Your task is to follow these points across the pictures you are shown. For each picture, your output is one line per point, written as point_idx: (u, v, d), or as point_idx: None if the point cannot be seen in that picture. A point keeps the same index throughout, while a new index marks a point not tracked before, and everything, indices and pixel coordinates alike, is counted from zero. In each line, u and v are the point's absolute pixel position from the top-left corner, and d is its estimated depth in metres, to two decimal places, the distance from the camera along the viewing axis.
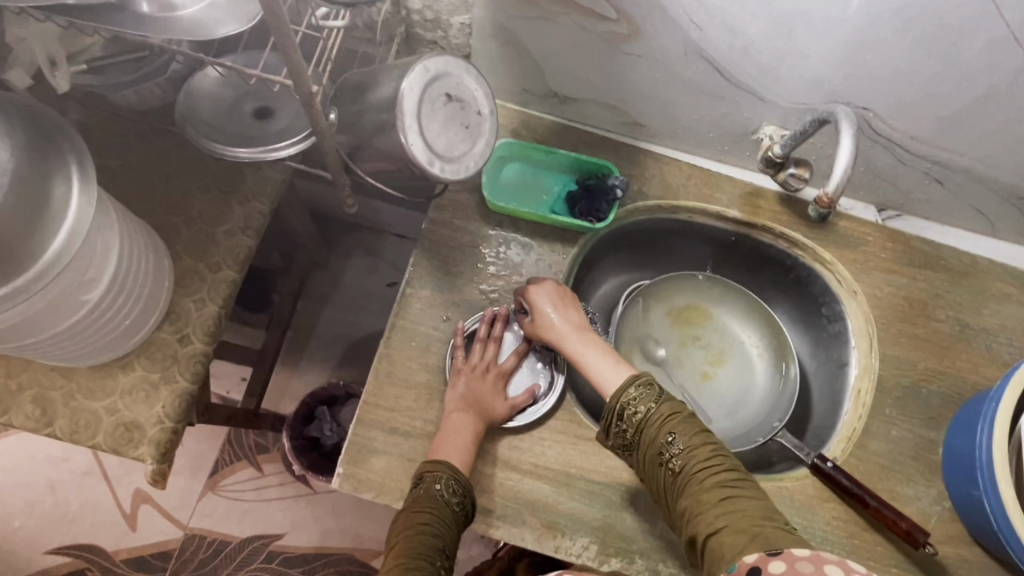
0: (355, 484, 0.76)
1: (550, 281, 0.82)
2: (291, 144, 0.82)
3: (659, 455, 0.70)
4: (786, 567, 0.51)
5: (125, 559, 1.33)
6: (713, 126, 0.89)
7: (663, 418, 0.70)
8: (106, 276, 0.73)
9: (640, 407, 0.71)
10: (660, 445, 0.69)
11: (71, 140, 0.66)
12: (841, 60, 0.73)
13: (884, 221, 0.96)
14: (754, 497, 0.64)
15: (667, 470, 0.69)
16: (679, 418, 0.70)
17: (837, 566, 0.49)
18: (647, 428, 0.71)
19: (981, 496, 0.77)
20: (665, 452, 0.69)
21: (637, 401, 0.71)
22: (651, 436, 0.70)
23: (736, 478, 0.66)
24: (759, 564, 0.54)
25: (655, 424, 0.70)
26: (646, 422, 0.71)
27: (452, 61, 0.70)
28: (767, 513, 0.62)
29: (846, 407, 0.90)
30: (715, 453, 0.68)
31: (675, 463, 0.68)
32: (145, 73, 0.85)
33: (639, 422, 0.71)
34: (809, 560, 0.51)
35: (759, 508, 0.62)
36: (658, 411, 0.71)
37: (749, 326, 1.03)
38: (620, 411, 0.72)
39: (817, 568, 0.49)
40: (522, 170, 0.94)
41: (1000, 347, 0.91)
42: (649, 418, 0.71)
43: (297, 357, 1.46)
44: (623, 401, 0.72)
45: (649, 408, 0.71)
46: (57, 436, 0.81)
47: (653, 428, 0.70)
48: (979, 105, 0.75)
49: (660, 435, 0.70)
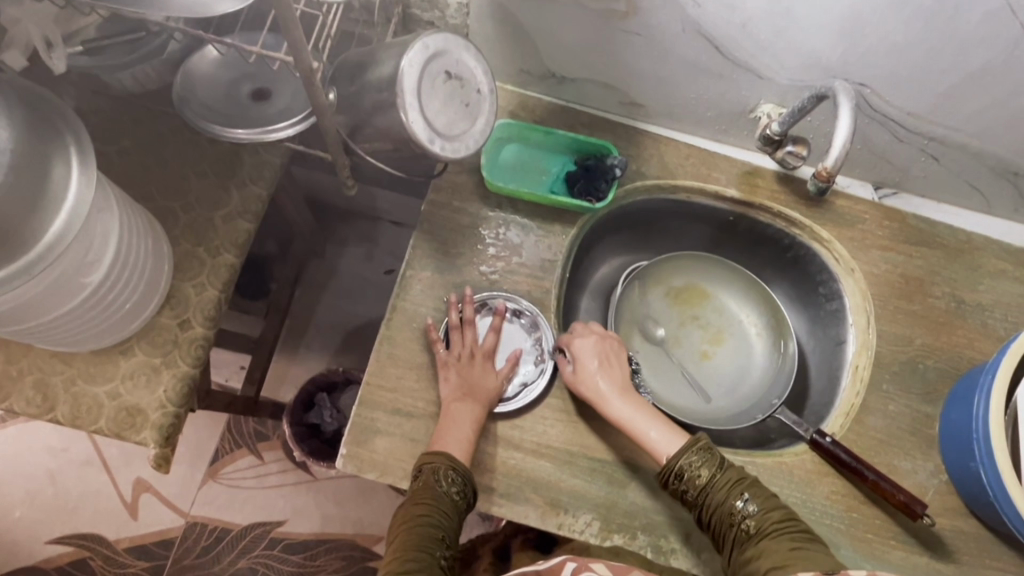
0: (359, 465, 0.77)
1: (595, 335, 0.84)
2: (290, 125, 0.82)
3: (729, 515, 0.71)
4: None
5: (127, 548, 1.34)
6: (711, 106, 0.90)
7: (730, 481, 0.72)
8: (106, 259, 0.73)
9: (703, 471, 0.73)
10: (730, 506, 0.71)
11: (70, 124, 0.66)
12: (839, 35, 0.73)
13: (880, 199, 0.96)
14: (828, 554, 0.66)
15: (737, 531, 0.70)
16: (746, 482, 0.73)
17: None
18: (712, 491, 0.72)
19: (977, 467, 0.78)
20: (736, 512, 0.71)
21: (700, 464, 0.73)
22: (720, 499, 0.71)
23: (809, 537, 0.68)
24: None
25: (722, 486, 0.72)
26: (711, 486, 0.72)
27: (451, 39, 0.70)
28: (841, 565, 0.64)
29: (844, 383, 0.91)
30: (785, 516, 0.70)
31: (747, 525, 0.70)
32: (143, 54, 0.85)
33: (704, 485, 0.72)
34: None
35: (835, 562, 0.65)
36: (724, 475, 0.73)
37: (747, 304, 1.04)
38: (680, 471, 0.73)
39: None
40: (521, 151, 0.94)
41: (995, 323, 0.92)
42: (714, 482, 0.72)
43: (295, 344, 1.47)
44: (686, 462, 0.73)
45: (713, 472, 0.73)
46: (59, 421, 0.81)
47: (720, 492, 0.72)
48: (976, 79, 0.75)
49: (730, 497, 0.71)
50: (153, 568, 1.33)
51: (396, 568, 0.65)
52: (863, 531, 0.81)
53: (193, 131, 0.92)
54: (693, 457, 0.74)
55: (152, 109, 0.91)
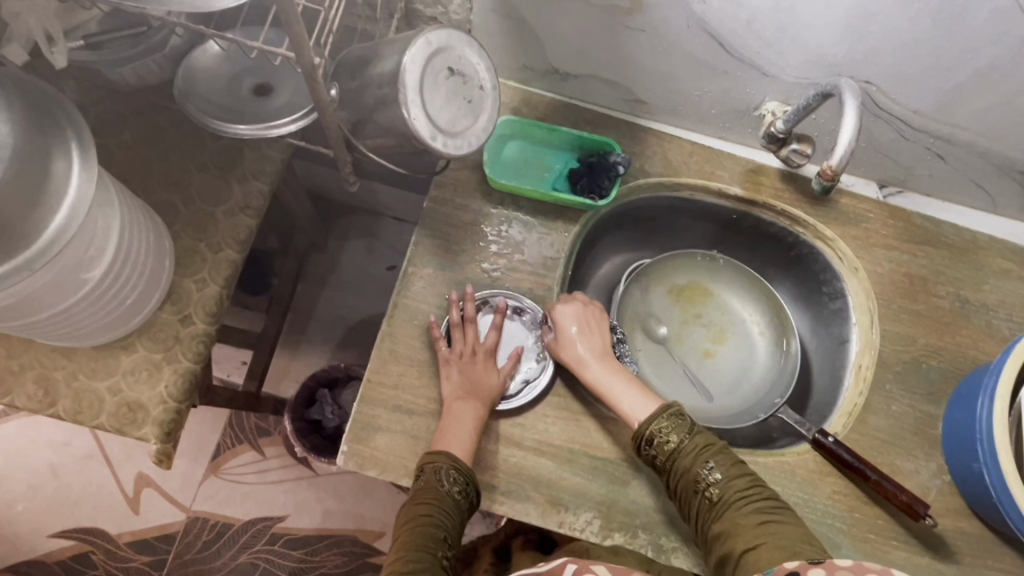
0: (359, 461, 0.77)
1: (576, 301, 0.84)
2: (292, 121, 0.82)
3: (694, 483, 0.71)
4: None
5: (128, 542, 1.34)
6: (715, 103, 0.89)
7: (697, 448, 0.73)
8: (107, 255, 0.73)
9: (672, 437, 0.74)
10: (696, 473, 0.71)
11: (72, 120, 0.65)
12: (845, 33, 0.73)
13: (885, 198, 0.96)
14: (793, 523, 0.67)
15: (702, 498, 0.71)
16: (713, 449, 0.73)
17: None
18: (680, 457, 0.73)
19: (981, 469, 0.77)
20: (701, 480, 0.71)
21: (670, 430, 0.74)
22: (686, 466, 0.72)
23: (774, 506, 0.68)
24: (799, 569, 0.55)
25: (689, 453, 0.72)
26: (679, 452, 0.73)
27: (454, 35, 0.69)
28: (807, 538, 0.65)
29: (846, 383, 0.91)
30: (751, 484, 0.71)
31: (711, 492, 0.70)
32: (147, 48, 0.84)
33: (672, 451, 0.73)
34: (850, 569, 0.52)
35: (800, 534, 0.65)
36: (692, 442, 0.73)
37: (749, 303, 1.04)
38: (650, 438, 0.74)
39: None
40: (523, 148, 0.93)
41: (999, 322, 0.92)
42: (682, 448, 0.73)
43: (297, 340, 1.46)
44: (657, 428, 0.74)
45: (682, 438, 0.73)
46: (60, 416, 0.81)
47: (687, 459, 0.72)
48: (983, 77, 0.74)
49: (696, 465, 0.72)
50: (155, 562, 1.33)
51: (398, 568, 0.65)
52: (864, 531, 0.80)
53: (195, 126, 0.92)
54: (663, 423, 0.74)
55: (154, 104, 0.91)
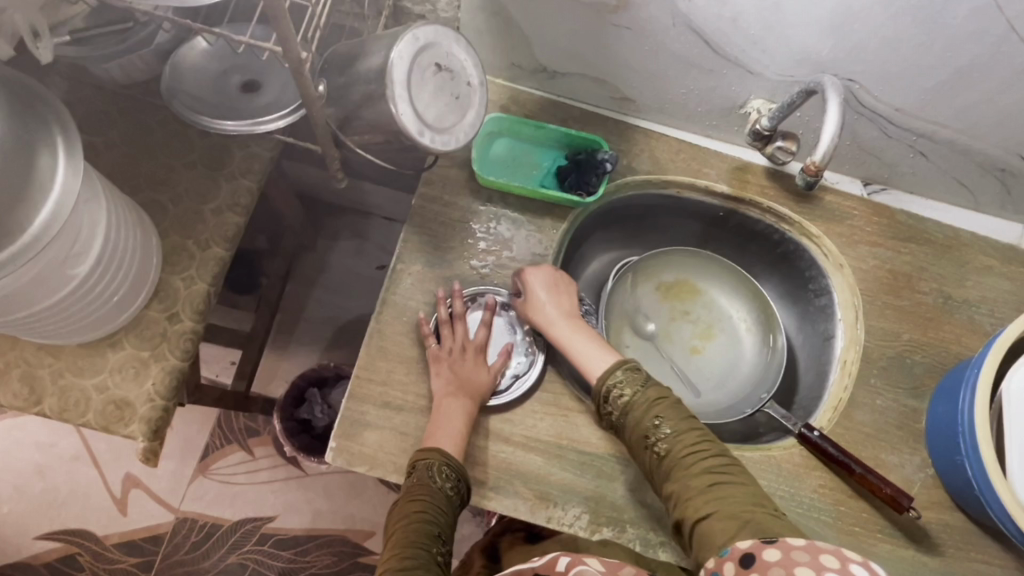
0: (348, 458, 0.76)
1: (546, 266, 0.85)
2: (279, 117, 0.82)
3: (645, 438, 0.72)
4: (780, 556, 0.52)
5: (115, 544, 1.33)
6: (701, 101, 0.90)
7: (649, 402, 0.73)
8: (93, 251, 0.72)
9: (626, 390, 0.75)
10: (647, 428, 0.72)
11: (57, 115, 0.65)
12: (828, 30, 0.74)
13: (869, 195, 0.97)
14: (741, 483, 0.67)
15: (652, 453, 0.72)
16: (666, 403, 0.73)
17: (834, 557, 0.50)
18: (633, 412, 0.74)
19: (963, 460, 0.78)
20: (651, 435, 0.72)
21: (624, 383, 0.75)
22: (637, 419, 0.73)
23: (722, 464, 0.68)
24: (753, 550, 0.55)
25: (640, 407, 0.73)
26: (632, 406, 0.74)
27: (442, 30, 0.70)
28: (755, 499, 0.65)
29: (832, 377, 0.92)
30: (701, 438, 0.71)
31: (660, 447, 0.71)
32: (131, 45, 0.84)
33: (626, 405, 0.74)
34: (804, 550, 0.52)
35: (746, 494, 0.65)
36: (644, 395, 0.74)
37: (737, 299, 1.05)
38: (606, 394, 0.75)
39: (812, 559, 0.51)
40: (512, 145, 0.94)
41: (982, 318, 0.93)
42: (635, 403, 0.74)
43: (286, 339, 1.46)
44: (610, 383, 0.75)
45: (634, 392, 0.74)
46: (46, 415, 0.81)
47: (638, 412, 0.73)
48: (964, 74, 0.76)
49: (645, 419, 0.72)
50: (143, 563, 1.32)
51: (393, 565, 0.65)
52: (849, 524, 0.81)
53: (183, 123, 0.92)
54: (617, 377, 0.75)
55: (142, 101, 0.91)
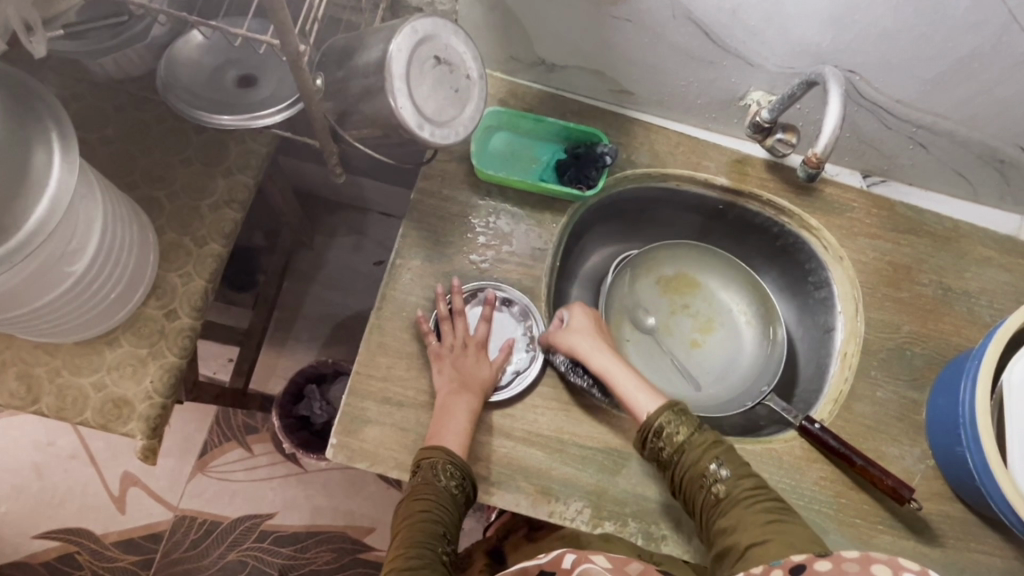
0: (349, 454, 0.76)
1: (587, 307, 0.88)
2: (276, 112, 0.81)
3: (701, 477, 0.71)
4: (832, 567, 0.52)
5: (115, 542, 1.33)
6: (700, 93, 0.89)
7: (706, 443, 0.73)
8: (90, 248, 0.72)
9: (681, 430, 0.74)
10: (704, 468, 0.72)
11: (52, 110, 0.64)
12: (829, 21, 0.73)
13: (869, 187, 0.97)
14: (799, 525, 0.67)
15: (707, 493, 0.71)
16: (722, 447, 0.74)
17: (885, 566, 0.50)
18: (688, 450, 0.73)
19: (964, 452, 0.78)
20: (708, 475, 0.71)
21: (678, 423, 0.75)
22: (694, 459, 0.73)
23: (779, 506, 0.69)
24: (804, 561, 0.54)
25: (697, 447, 0.73)
26: (687, 445, 0.74)
27: (441, 23, 0.69)
28: (815, 540, 0.65)
29: (832, 369, 0.92)
30: (757, 484, 0.71)
31: (717, 488, 0.71)
32: (126, 39, 0.83)
33: (681, 444, 0.74)
34: (855, 560, 0.51)
35: (807, 535, 0.66)
36: (700, 437, 0.74)
37: (737, 293, 1.05)
38: (658, 429, 0.75)
39: (863, 568, 0.50)
40: (511, 139, 0.93)
41: (981, 309, 0.93)
42: (691, 442, 0.74)
43: (284, 335, 1.45)
44: (665, 420, 0.75)
45: (691, 432, 0.74)
46: (44, 413, 0.80)
47: (694, 452, 0.73)
48: (964, 65, 0.75)
49: (704, 459, 0.72)
50: (142, 561, 1.32)
51: (399, 565, 0.65)
52: (851, 516, 0.81)
53: (179, 118, 0.91)
54: (672, 415, 0.75)
55: (136, 96, 0.90)
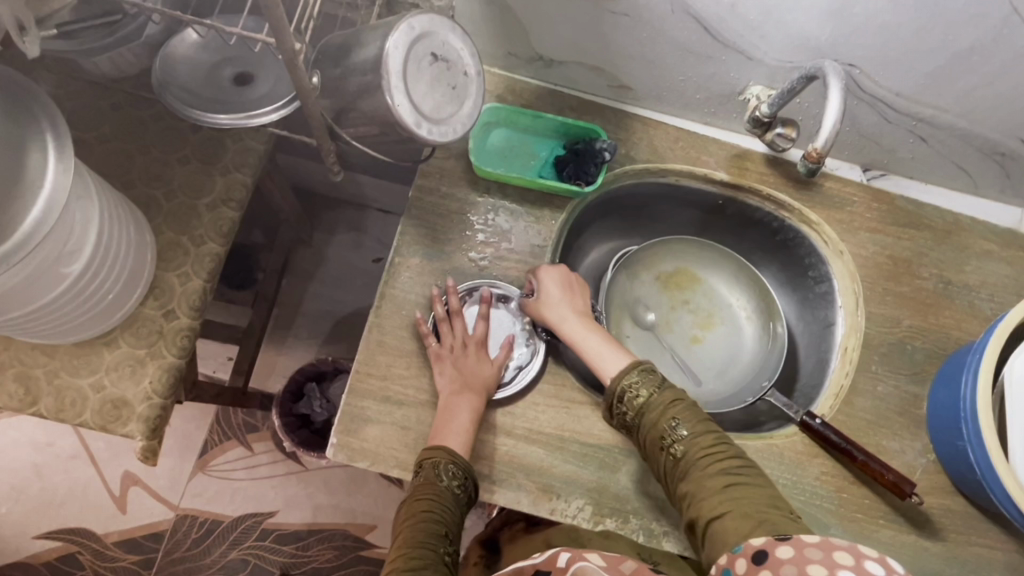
0: (349, 453, 0.76)
1: (558, 265, 0.85)
2: (273, 110, 0.81)
3: (661, 439, 0.72)
4: (794, 553, 0.51)
5: (116, 542, 1.33)
6: (699, 88, 0.89)
7: (665, 403, 0.73)
8: (87, 249, 0.71)
9: (641, 391, 0.74)
10: (663, 429, 0.71)
11: (47, 111, 0.63)
12: (828, 16, 0.73)
13: (869, 181, 0.97)
14: (757, 485, 0.66)
15: (668, 455, 0.71)
16: (681, 405, 0.73)
17: (848, 553, 0.49)
18: (648, 413, 0.73)
19: (965, 446, 0.78)
20: (667, 437, 0.71)
21: (640, 385, 0.74)
22: (653, 421, 0.72)
23: (738, 465, 0.68)
24: (765, 547, 0.53)
25: (656, 409, 0.73)
26: (647, 407, 0.73)
27: (437, 19, 0.68)
28: (770, 502, 0.64)
29: (833, 364, 0.92)
30: (718, 441, 0.70)
31: (676, 449, 0.70)
32: (122, 37, 0.83)
33: (641, 406, 0.74)
34: (816, 546, 0.50)
35: (762, 497, 0.64)
36: (660, 397, 0.73)
37: (737, 288, 1.04)
38: (621, 393, 0.75)
39: (827, 555, 0.49)
40: (509, 135, 0.93)
41: (982, 303, 0.93)
42: (651, 403, 0.73)
43: (284, 334, 1.45)
44: (626, 383, 0.75)
45: (650, 393, 0.74)
46: (43, 415, 0.80)
47: (654, 413, 0.73)
48: (964, 58, 0.75)
49: (662, 421, 0.72)
50: (144, 561, 1.32)
51: (400, 565, 0.65)
52: (852, 511, 0.81)
53: (175, 117, 0.90)
54: (633, 378, 0.75)
55: (132, 95, 0.89)
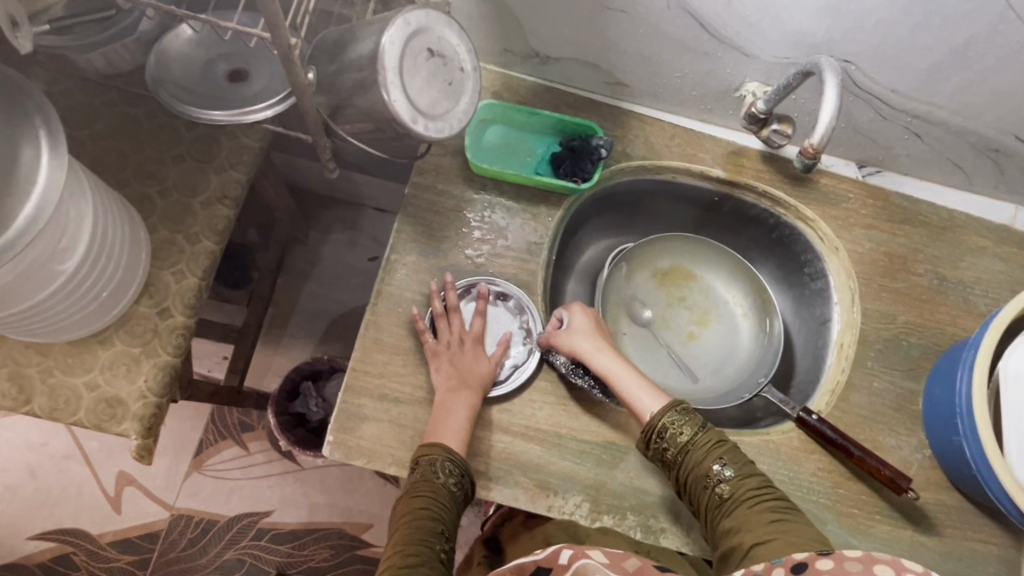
0: (346, 451, 0.76)
1: (590, 308, 0.87)
2: (268, 106, 0.80)
3: (705, 477, 0.71)
4: (834, 566, 0.50)
5: (111, 542, 1.32)
6: (696, 84, 0.89)
7: (710, 443, 0.73)
8: (80, 246, 0.71)
9: (684, 430, 0.74)
10: (707, 468, 0.71)
11: (40, 107, 0.63)
12: (824, 13, 0.73)
13: (864, 178, 0.97)
14: (803, 523, 0.68)
15: (712, 494, 0.71)
16: (725, 446, 0.73)
17: (888, 566, 0.49)
18: (692, 451, 0.73)
19: (961, 441, 0.78)
20: (712, 475, 0.71)
21: (682, 424, 0.74)
22: (698, 459, 0.72)
23: (785, 506, 0.69)
24: (806, 560, 0.52)
25: (702, 447, 0.73)
26: (691, 445, 0.73)
27: (433, 15, 0.68)
28: (818, 538, 0.66)
29: (829, 361, 0.92)
30: (761, 483, 0.71)
31: (721, 489, 0.71)
32: (113, 34, 0.81)
33: (684, 444, 0.73)
34: (858, 560, 0.50)
35: (811, 533, 0.66)
36: (704, 437, 0.74)
37: (733, 285, 1.05)
38: (661, 430, 0.74)
39: (866, 568, 0.49)
40: (505, 132, 0.93)
41: (977, 299, 0.93)
42: (695, 442, 0.74)
43: (279, 333, 1.45)
44: (668, 421, 0.74)
45: (694, 432, 0.74)
46: (36, 414, 0.80)
47: (699, 452, 0.73)
48: (959, 54, 0.75)
49: (708, 459, 0.72)
50: (139, 561, 1.31)
51: (396, 562, 0.64)
52: (848, 506, 0.82)
53: (169, 114, 0.90)
54: (675, 417, 0.75)
55: (125, 93, 0.89)
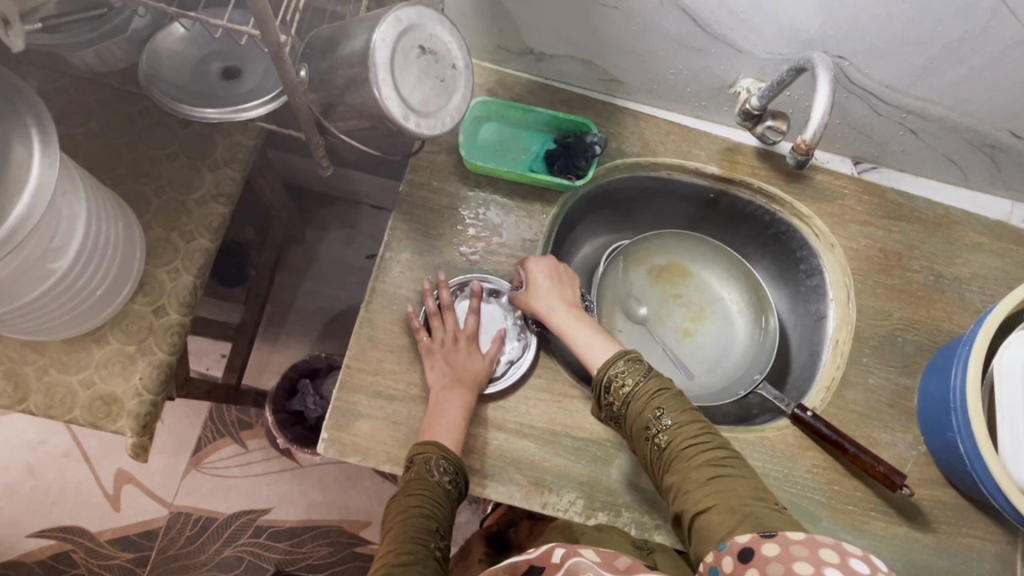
0: (341, 449, 0.76)
1: (547, 256, 0.85)
2: (261, 104, 0.80)
3: (646, 428, 0.72)
4: (779, 550, 0.52)
5: (110, 540, 1.32)
6: (691, 81, 0.89)
7: (651, 392, 0.73)
8: (73, 245, 0.71)
9: (627, 380, 0.74)
10: (648, 419, 0.72)
11: (32, 106, 0.63)
12: (816, 9, 0.73)
13: (860, 174, 0.96)
14: (743, 476, 0.66)
15: (653, 445, 0.71)
16: (666, 395, 0.73)
17: (831, 549, 0.50)
18: (634, 402, 0.73)
19: (956, 437, 0.78)
20: (652, 426, 0.71)
21: (626, 373, 0.74)
22: (638, 410, 0.73)
23: (724, 456, 0.68)
24: (751, 544, 0.54)
25: (642, 397, 0.73)
26: (633, 396, 0.74)
27: (425, 12, 0.68)
28: (755, 493, 0.64)
29: (824, 357, 0.92)
30: (703, 432, 0.70)
31: (660, 439, 0.71)
32: (106, 31, 0.81)
33: (626, 395, 0.74)
34: (803, 544, 0.51)
35: (747, 488, 0.64)
36: (645, 386, 0.73)
37: (729, 282, 1.05)
38: (607, 383, 0.75)
39: (811, 553, 0.50)
40: (500, 129, 0.92)
41: (973, 295, 0.93)
42: (636, 392, 0.74)
43: (277, 331, 1.45)
44: (614, 372, 0.75)
45: (636, 382, 0.74)
46: (32, 412, 0.80)
47: (640, 403, 0.73)
48: (953, 50, 0.75)
49: (647, 409, 0.72)
50: (137, 558, 1.32)
51: (391, 560, 0.64)
52: (843, 503, 0.82)
53: (163, 112, 0.90)
54: (619, 367, 0.75)
55: (120, 91, 0.89)
